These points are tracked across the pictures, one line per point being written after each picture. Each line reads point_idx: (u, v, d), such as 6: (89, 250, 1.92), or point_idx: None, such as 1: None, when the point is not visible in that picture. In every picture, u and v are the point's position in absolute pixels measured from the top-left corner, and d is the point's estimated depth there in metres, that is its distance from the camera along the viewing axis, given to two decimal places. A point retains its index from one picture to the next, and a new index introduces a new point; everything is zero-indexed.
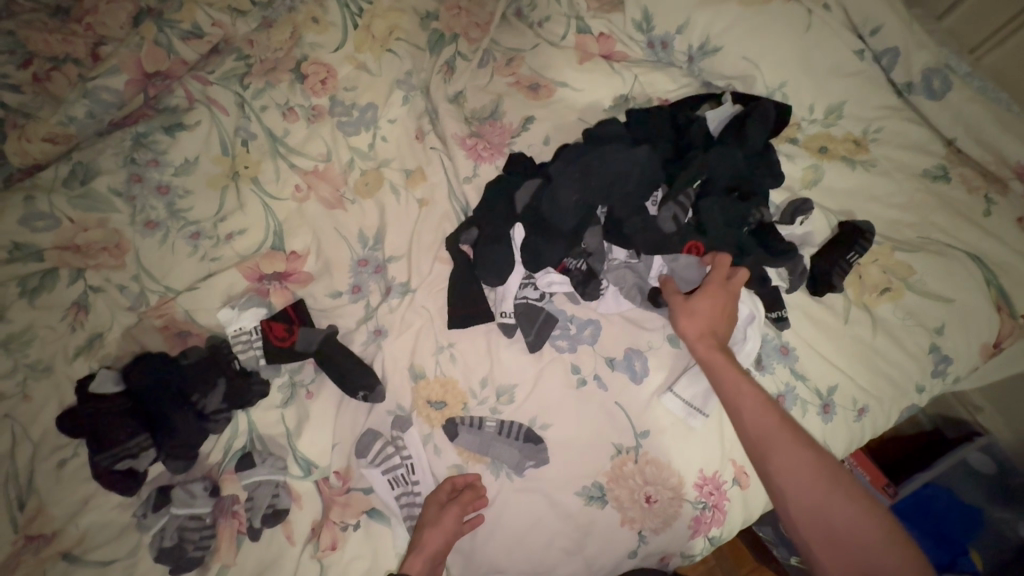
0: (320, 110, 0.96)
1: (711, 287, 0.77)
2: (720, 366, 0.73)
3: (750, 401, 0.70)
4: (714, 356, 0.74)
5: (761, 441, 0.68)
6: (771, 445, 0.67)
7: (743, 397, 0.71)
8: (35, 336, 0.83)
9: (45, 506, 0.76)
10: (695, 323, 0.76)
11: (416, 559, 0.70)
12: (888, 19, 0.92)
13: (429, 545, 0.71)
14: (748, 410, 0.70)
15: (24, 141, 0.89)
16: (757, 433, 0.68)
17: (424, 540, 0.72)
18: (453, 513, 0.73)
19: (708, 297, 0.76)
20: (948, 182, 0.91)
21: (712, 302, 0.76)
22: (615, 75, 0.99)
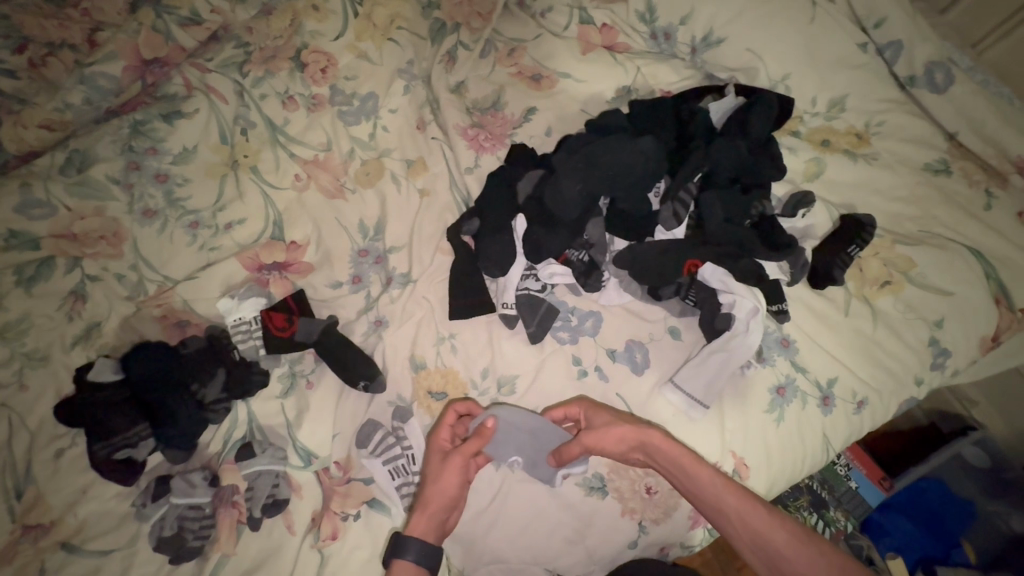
0: (321, 98, 0.96)
1: (592, 412, 0.76)
2: (694, 468, 0.68)
3: (736, 506, 0.66)
4: (679, 456, 0.69)
5: (762, 551, 0.64)
6: (772, 551, 0.63)
7: (726, 502, 0.66)
8: (31, 325, 0.83)
9: (43, 495, 0.75)
10: (615, 441, 0.72)
11: (420, 518, 0.67)
12: (892, 12, 0.92)
13: (434, 503, 0.68)
14: (735, 513, 0.66)
15: (20, 128, 0.88)
16: (752, 538, 0.65)
17: (429, 498, 0.68)
18: (458, 464, 0.69)
19: (596, 415, 0.75)
20: (950, 176, 0.91)
21: (605, 416, 0.74)
22: (617, 66, 0.99)
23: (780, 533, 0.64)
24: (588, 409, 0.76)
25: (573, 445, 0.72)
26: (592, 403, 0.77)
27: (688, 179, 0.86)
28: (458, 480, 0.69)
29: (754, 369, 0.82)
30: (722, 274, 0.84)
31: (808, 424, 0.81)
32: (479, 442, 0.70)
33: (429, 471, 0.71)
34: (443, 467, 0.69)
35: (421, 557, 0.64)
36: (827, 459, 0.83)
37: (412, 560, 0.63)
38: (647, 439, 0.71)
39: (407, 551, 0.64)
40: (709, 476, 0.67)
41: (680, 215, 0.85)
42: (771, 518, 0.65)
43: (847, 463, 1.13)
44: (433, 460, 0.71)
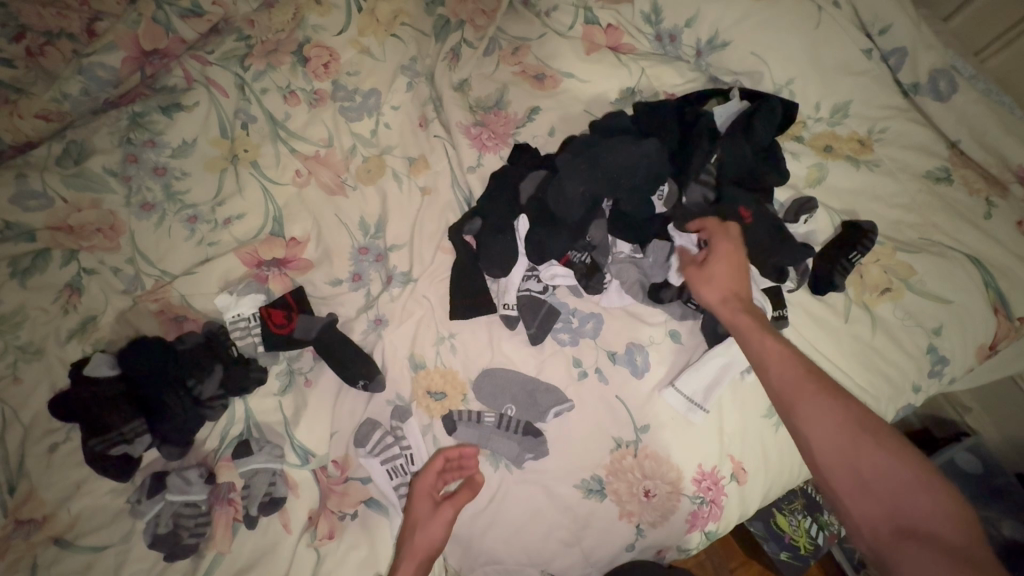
0: (323, 94, 0.95)
1: (721, 250, 0.79)
2: (744, 323, 0.74)
3: (778, 357, 0.69)
4: (734, 316, 0.75)
5: (790, 401, 0.66)
6: (802, 400, 0.65)
7: (766, 356, 0.70)
8: (25, 317, 0.82)
9: (36, 490, 0.75)
10: (716, 287, 0.78)
11: (408, 566, 0.69)
12: (897, 19, 0.93)
13: (421, 551, 0.70)
14: (774, 365, 0.69)
15: (16, 118, 0.86)
16: (786, 389, 0.67)
17: (415, 547, 0.70)
18: (448, 515, 0.72)
19: (722, 259, 0.79)
20: (951, 184, 0.92)
21: (721, 262, 0.78)
22: (622, 67, 0.98)
23: (813, 386, 0.66)
24: (726, 247, 0.79)
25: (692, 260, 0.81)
26: (730, 244, 0.79)
27: (703, 164, 0.86)
28: (445, 530, 0.72)
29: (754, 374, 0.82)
30: None
31: None
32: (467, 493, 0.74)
33: (416, 520, 0.73)
34: (432, 517, 0.72)
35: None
36: None
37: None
38: (732, 290, 0.77)
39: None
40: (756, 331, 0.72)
41: (707, 195, 0.86)
42: (809, 374, 0.67)
43: None
44: (419, 510, 0.73)
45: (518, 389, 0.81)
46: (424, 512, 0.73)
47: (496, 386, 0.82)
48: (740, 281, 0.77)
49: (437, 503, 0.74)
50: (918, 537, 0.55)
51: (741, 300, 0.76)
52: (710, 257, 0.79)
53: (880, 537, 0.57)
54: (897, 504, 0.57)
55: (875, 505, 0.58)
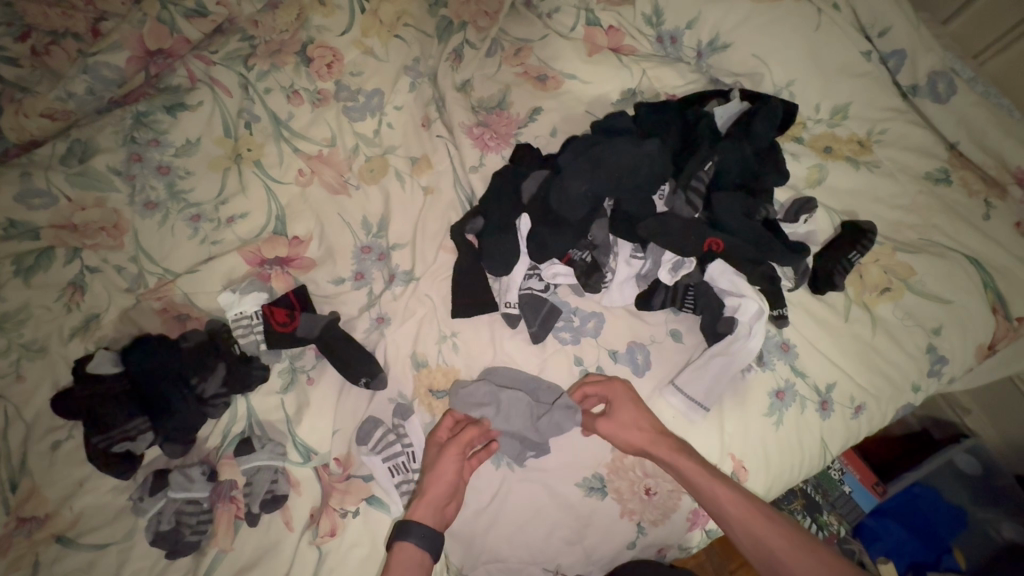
0: (326, 94, 0.95)
1: (617, 402, 0.77)
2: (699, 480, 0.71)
3: (738, 515, 0.68)
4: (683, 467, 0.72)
5: (764, 557, 0.66)
6: (775, 555, 0.65)
7: (729, 516, 0.68)
8: (29, 315, 0.82)
9: (39, 488, 0.75)
10: (628, 432, 0.75)
11: (422, 507, 0.70)
12: (897, 22, 0.93)
13: (431, 490, 0.71)
14: (737, 524, 0.68)
15: (21, 117, 0.87)
16: (756, 546, 0.66)
17: (426, 487, 0.71)
18: (452, 455, 0.73)
19: (620, 407, 0.77)
20: (949, 185, 0.92)
21: (631, 411, 0.76)
22: (623, 68, 0.99)
23: (776, 534, 0.66)
24: (622, 394, 0.77)
25: (591, 424, 0.77)
26: (619, 386, 0.78)
27: (696, 168, 0.86)
28: (453, 471, 0.72)
29: (755, 373, 0.82)
30: (732, 274, 0.84)
31: (807, 427, 0.82)
32: (471, 434, 0.75)
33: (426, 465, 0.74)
34: (438, 458, 0.73)
35: (422, 541, 0.66)
36: (825, 463, 0.83)
37: (414, 542, 0.66)
38: (655, 437, 0.74)
39: (410, 534, 0.67)
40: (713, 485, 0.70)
41: (696, 203, 0.85)
42: (770, 523, 0.67)
43: (841, 468, 1.12)
44: (429, 457, 0.75)
45: (520, 388, 0.81)
46: (433, 457, 0.75)
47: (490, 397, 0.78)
48: (655, 431, 0.75)
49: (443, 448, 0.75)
50: None
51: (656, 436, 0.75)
52: (612, 410, 0.77)
53: None
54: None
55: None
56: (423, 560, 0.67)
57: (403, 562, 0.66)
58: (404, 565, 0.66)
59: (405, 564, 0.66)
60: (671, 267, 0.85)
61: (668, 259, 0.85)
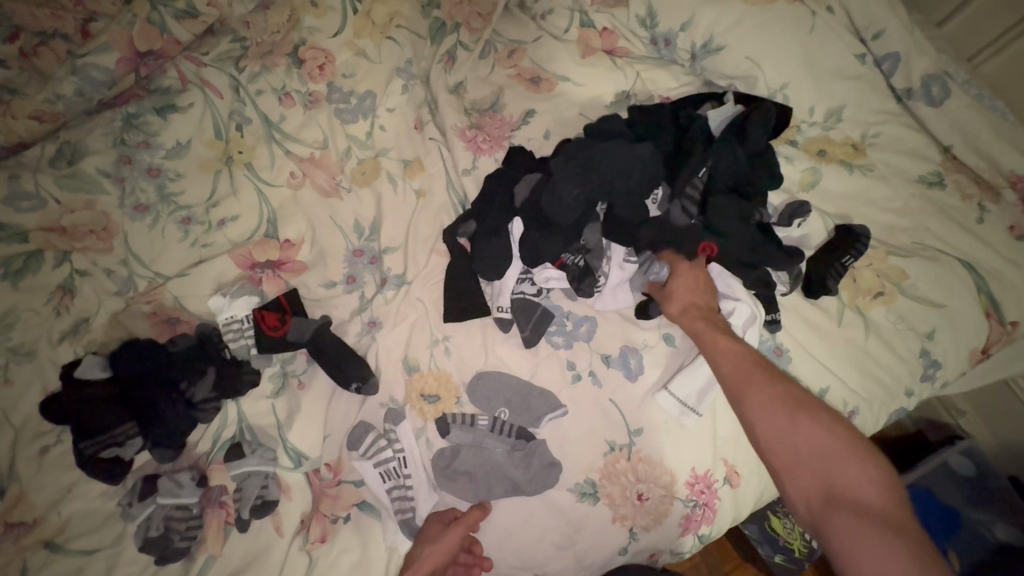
0: (318, 96, 0.95)
1: (683, 270, 0.83)
2: (698, 326, 0.77)
3: (726, 352, 0.73)
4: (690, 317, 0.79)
5: (732, 389, 0.70)
6: (738, 387, 0.70)
7: (719, 353, 0.74)
8: (17, 319, 0.81)
9: (27, 493, 0.74)
10: (677, 299, 0.80)
11: None
12: (891, 24, 0.93)
13: (420, 569, 0.69)
14: (725, 372, 0.72)
15: (9, 118, 0.86)
16: (734, 380, 0.71)
17: (419, 562, 0.70)
18: (457, 534, 0.72)
19: (683, 275, 0.82)
20: (943, 188, 0.92)
21: (686, 273, 0.82)
22: (617, 70, 0.98)
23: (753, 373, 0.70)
24: (687, 269, 0.83)
25: (652, 283, 0.86)
26: (690, 264, 0.83)
27: (691, 174, 0.85)
28: (448, 553, 0.70)
29: None
30: (728, 279, 0.85)
31: None
32: (477, 517, 0.74)
33: (426, 538, 0.72)
34: (441, 535, 0.72)
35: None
36: None
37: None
38: (685, 299, 0.80)
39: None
40: (710, 332, 0.76)
41: (691, 210, 0.84)
42: (760, 372, 0.70)
43: None
44: (431, 530, 0.73)
45: (513, 392, 0.81)
46: (436, 531, 0.73)
47: (483, 439, 0.80)
48: (687, 292, 0.81)
49: (447, 526, 0.74)
50: (845, 503, 0.57)
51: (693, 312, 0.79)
52: (673, 274, 0.83)
53: (816, 511, 0.59)
54: (828, 474, 0.60)
55: (804, 473, 0.61)
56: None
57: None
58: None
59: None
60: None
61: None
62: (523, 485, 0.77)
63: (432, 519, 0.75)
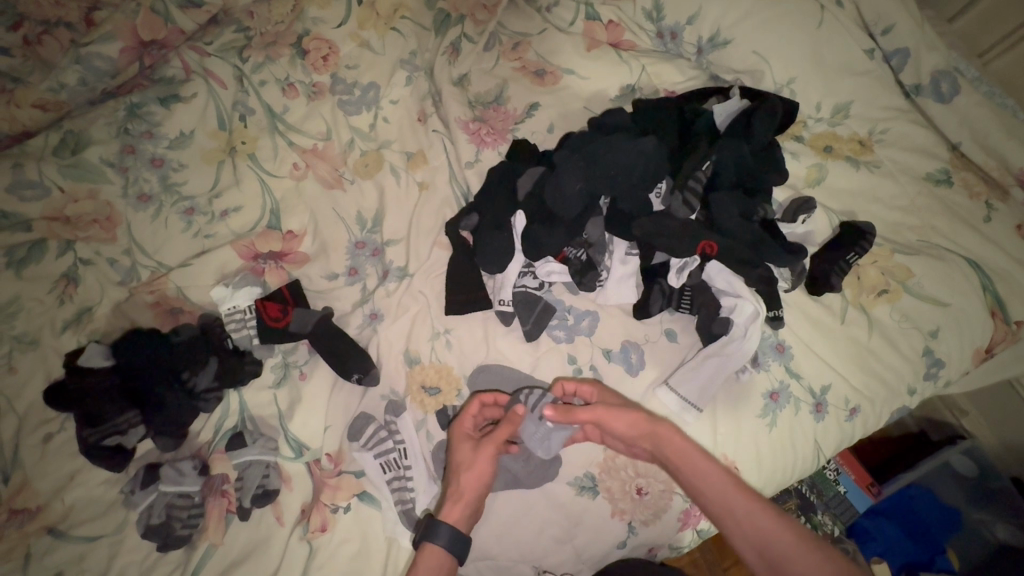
0: (321, 87, 0.94)
1: (603, 395, 0.76)
2: (701, 467, 0.68)
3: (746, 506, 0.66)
4: (688, 452, 0.69)
5: (769, 552, 0.63)
6: (756, 529, 0.65)
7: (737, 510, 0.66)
8: (21, 308, 0.82)
9: (31, 480, 0.75)
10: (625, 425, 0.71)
11: (453, 507, 0.67)
12: (901, 19, 0.92)
13: (464, 493, 0.69)
14: (723, 507, 0.67)
15: (13, 107, 0.86)
16: (729, 512, 0.66)
17: (461, 488, 0.69)
18: (487, 455, 0.70)
19: (607, 397, 0.76)
20: (950, 186, 0.91)
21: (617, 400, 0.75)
22: (622, 64, 0.98)
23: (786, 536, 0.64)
24: (605, 397, 0.76)
25: (584, 411, 0.71)
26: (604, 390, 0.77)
27: (693, 169, 0.85)
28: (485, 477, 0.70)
29: (750, 374, 0.82)
30: (729, 275, 0.84)
31: (801, 429, 0.81)
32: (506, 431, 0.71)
33: (459, 462, 0.70)
34: (474, 461, 0.70)
35: (451, 545, 0.64)
36: (819, 464, 0.83)
37: (442, 545, 0.64)
38: (659, 429, 0.71)
39: (439, 536, 0.64)
40: (718, 475, 0.67)
41: (692, 203, 0.83)
42: (747, 499, 0.66)
43: (837, 468, 1.11)
44: (461, 456, 0.71)
45: (513, 386, 0.82)
46: (466, 456, 0.71)
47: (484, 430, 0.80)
48: (654, 420, 0.71)
49: (477, 445, 0.72)
50: None
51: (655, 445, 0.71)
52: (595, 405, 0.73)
53: None
54: None
55: None
56: (449, 560, 0.65)
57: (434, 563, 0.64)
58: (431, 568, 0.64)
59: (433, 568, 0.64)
60: (677, 269, 0.85)
61: (675, 262, 0.85)
62: (524, 479, 0.77)
63: (458, 438, 0.73)
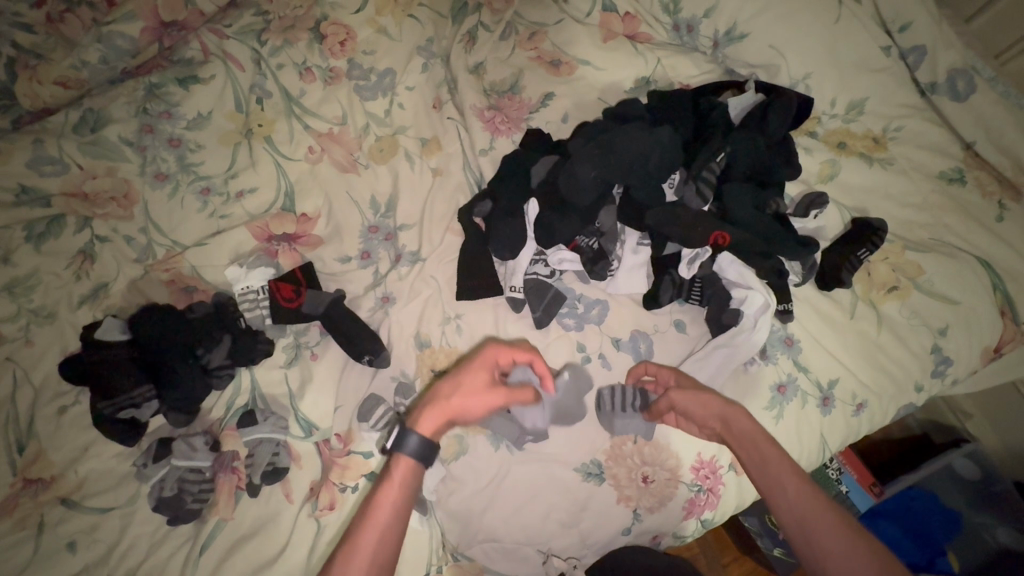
0: (338, 71, 0.95)
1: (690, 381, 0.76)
2: (760, 445, 0.69)
3: (797, 485, 0.65)
4: (752, 430, 0.70)
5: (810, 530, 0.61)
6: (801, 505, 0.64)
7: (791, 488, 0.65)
8: (39, 282, 0.84)
9: (45, 451, 0.76)
10: (702, 403, 0.73)
11: (434, 418, 0.63)
12: (919, 16, 0.91)
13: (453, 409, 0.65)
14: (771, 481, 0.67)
15: (35, 84, 0.87)
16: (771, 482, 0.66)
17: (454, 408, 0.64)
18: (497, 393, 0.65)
19: (687, 379, 0.77)
20: (963, 185, 0.91)
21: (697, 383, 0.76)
22: (638, 55, 0.98)
23: (832, 517, 0.62)
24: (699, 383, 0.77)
25: (661, 402, 0.76)
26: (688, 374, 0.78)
27: (709, 158, 0.85)
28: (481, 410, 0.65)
29: (757, 366, 0.82)
30: (739, 266, 0.84)
31: (808, 423, 0.82)
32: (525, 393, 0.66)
33: (468, 385, 0.65)
34: (486, 391, 0.65)
35: (424, 453, 0.62)
36: (824, 458, 0.83)
37: (410, 455, 0.61)
38: (731, 411, 0.72)
39: (407, 446, 0.61)
40: (771, 449, 0.68)
41: (706, 194, 0.84)
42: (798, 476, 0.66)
43: (839, 467, 1.11)
44: (472, 380, 0.66)
45: None
46: (479, 383, 0.66)
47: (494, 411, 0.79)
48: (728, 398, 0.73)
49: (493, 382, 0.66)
50: None
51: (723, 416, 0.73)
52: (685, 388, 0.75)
53: None
54: None
55: None
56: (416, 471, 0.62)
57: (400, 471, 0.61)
58: (401, 478, 0.61)
59: (399, 478, 0.61)
60: (688, 260, 0.85)
61: (686, 253, 0.85)
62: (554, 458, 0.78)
63: (476, 364, 0.67)
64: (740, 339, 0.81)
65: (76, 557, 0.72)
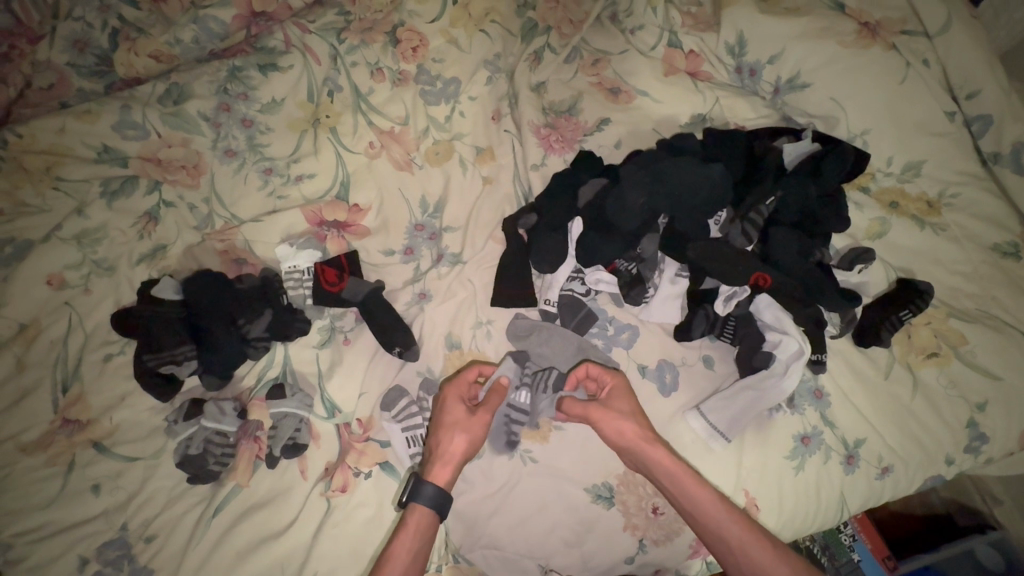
0: (407, 75, 0.99)
1: (615, 389, 0.78)
2: (696, 492, 0.71)
3: (731, 525, 0.69)
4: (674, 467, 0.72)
5: None
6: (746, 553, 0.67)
7: (728, 531, 0.68)
8: (106, 235, 0.89)
9: (86, 394, 0.81)
10: (620, 428, 0.75)
11: (441, 470, 0.72)
12: (986, 85, 0.91)
13: (456, 453, 0.73)
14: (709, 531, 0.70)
15: (132, 55, 0.94)
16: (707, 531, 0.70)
17: (449, 450, 0.73)
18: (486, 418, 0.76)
19: (618, 399, 0.77)
20: (1018, 260, 0.89)
21: (626, 406, 0.77)
22: (697, 93, 1.00)
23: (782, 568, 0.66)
24: (620, 386, 0.78)
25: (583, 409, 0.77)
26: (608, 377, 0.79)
27: (759, 200, 0.87)
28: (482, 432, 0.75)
29: (782, 414, 0.82)
30: (776, 310, 0.84)
31: (829, 479, 0.80)
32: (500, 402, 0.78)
33: (454, 423, 0.75)
34: (471, 421, 0.75)
35: (437, 504, 0.69)
36: (840, 518, 0.81)
37: (428, 505, 0.69)
38: (651, 447, 0.73)
39: (424, 496, 0.69)
40: (708, 498, 0.70)
41: (751, 234, 0.85)
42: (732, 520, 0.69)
43: (852, 533, 1.07)
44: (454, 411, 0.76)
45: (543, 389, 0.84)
46: (458, 417, 0.75)
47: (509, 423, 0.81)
48: (651, 432, 0.74)
49: (471, 410, 0.77)
50: None
51: (643, 449, 0.74)
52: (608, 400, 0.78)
53: None
54: None
55: None
56: (433, 518, 0.70)
57: (421, 520, 0.69)
58: (416, 526, 0.69)
59: (417, 527, 0.69)
60: (725, 297, 0.85)
61: (724, 289, 0.86)
62: (568, 472, 0.79)
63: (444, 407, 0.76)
64: (770, 385, 0.80)
65: (99, 500, 0.75)
